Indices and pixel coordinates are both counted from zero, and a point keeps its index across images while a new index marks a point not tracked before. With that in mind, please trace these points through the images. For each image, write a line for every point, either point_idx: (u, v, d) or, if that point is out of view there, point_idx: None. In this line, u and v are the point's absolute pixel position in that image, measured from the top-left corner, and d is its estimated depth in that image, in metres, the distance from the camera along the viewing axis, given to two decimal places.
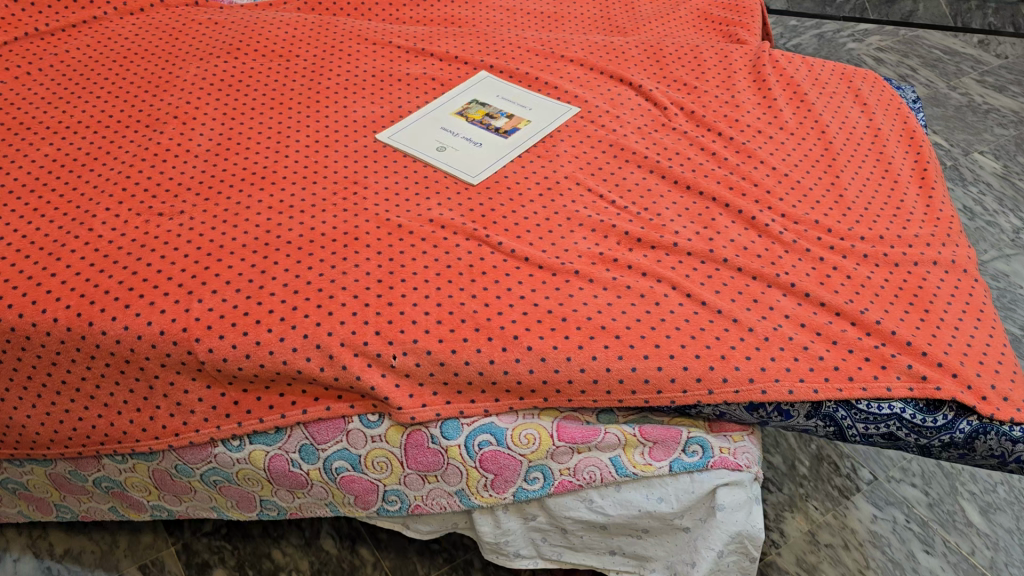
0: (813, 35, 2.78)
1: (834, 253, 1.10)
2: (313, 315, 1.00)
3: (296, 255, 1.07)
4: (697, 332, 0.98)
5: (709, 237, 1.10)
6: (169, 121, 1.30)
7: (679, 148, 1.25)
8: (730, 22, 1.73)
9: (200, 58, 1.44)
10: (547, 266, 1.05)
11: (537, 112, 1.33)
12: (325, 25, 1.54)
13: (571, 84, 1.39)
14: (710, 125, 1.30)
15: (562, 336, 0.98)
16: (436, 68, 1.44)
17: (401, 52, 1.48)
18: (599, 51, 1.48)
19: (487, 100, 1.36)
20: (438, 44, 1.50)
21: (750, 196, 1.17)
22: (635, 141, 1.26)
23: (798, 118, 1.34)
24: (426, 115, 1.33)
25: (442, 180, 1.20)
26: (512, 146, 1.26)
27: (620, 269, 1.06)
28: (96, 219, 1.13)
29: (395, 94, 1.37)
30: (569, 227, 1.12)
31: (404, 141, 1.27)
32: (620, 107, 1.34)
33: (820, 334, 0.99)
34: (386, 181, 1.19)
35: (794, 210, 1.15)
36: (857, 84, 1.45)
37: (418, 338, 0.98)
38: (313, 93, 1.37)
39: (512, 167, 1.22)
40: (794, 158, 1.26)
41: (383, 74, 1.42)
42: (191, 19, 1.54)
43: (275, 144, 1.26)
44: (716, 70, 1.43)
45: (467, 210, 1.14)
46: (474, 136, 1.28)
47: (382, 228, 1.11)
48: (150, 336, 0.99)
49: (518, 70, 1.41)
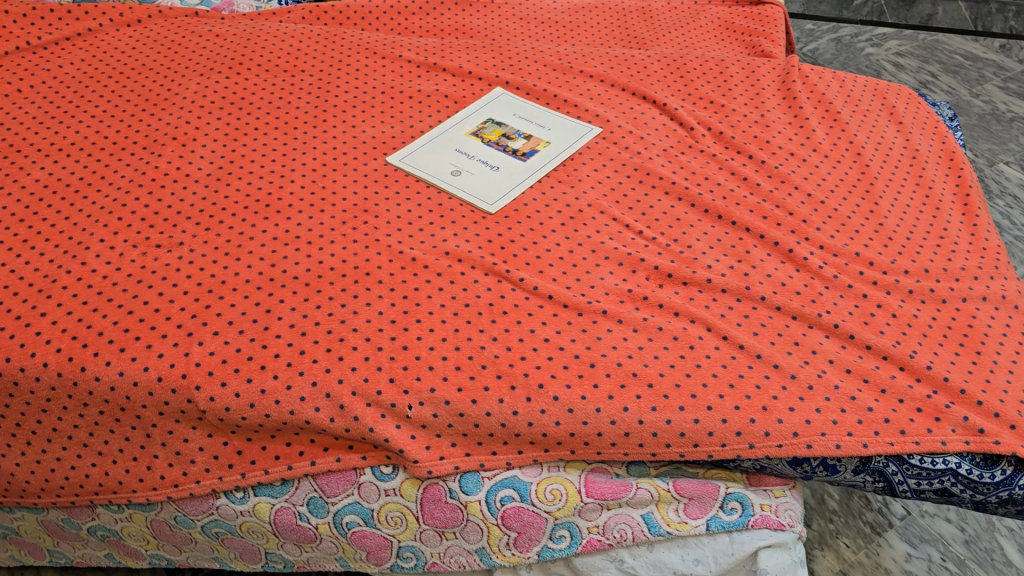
0: (830, 40, 2.70)
1: (877, 289, 1.04)
2: (323, 360, 0.93)
3: (304, 292, 1.00)
4: (736, 380, 0.91)
5: (745, 272, 1.03)
6: (167, 143, 1.23)
7: (708, 173, 1.18)
8: (753, 32, 1.66)
9: (200, 73, 1.37)
10: (572, 305, 0.98)
11: (557, 132, 1.26)
12: (331, 38, 1.47)
13: (591, 101, 1.32)
14: (740, 147, 1.23)
15: (591, 384, 0.91)
16: (449, 84, 1.37)
17: (411, 66, 1.41)
18: (619, 66, 1.41)
19: (503, 119, 1.29)
20: (450, 58, 1.43)
21: (785, 226, 1.10)
22: (661, 165, 1.19)
23: (831, 139, 1.27)
24: (439, 135, 1.26)
25: (458, 208, 1.13)
26: (531, 169, 1.19)
27: (650, 308, 0.99)
28: (90, 252, 1.06)
29: (406, 113, 1.30)
30: (594, 260, 1.05)
31: (417, 165, 1.20)
32: (643, 127, 1.27)
33: (867, 381, 0.92)
34: (398, 210, 1.12)
35: (833, 241, 1.08)
36: (891, 101, 1.37)
37: (436, 386, 0.91)
38: (319, 112, 1.30)
39: (532, 194, 1.15)
40: (830, 183, 1.19)
41: (394, 90, 1.35)
42: (191, 31, 1.47)
43: (280, 167, 1.19)
44: (743, 86, 1.36)
45: (485, 241, 1.07)
46: (490, 159, 1.21)
47: (395, 262, 1.04)
48: (147, 383, 0.92)
49: (536, 86, 1.34)
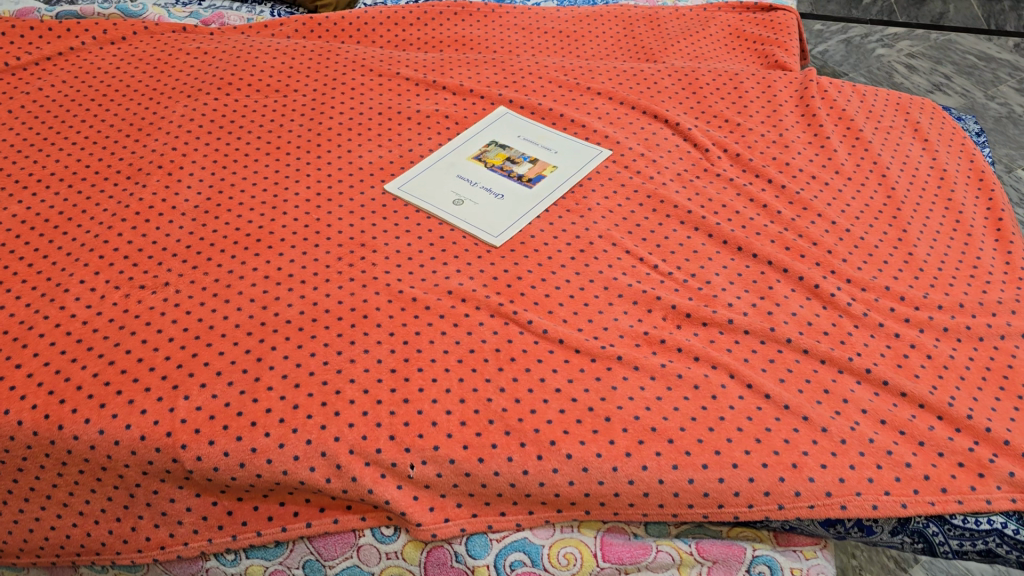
0: (840, 41, 2.62)
1: (909, 327, 0.97)
2: (318, 416, 0.86)
3: (297, 338, 0.94)
4: (763, 434, 0.85)
5: (768, 310, 0.97)
6: (152, 171, 1.16)
7: (725, 199, 1.11)
8: (765, 41, 1.59)
9: (187, 95, 1.30)
10: (584, 351, 0.92)
11: (564, 156, 1.19)
12: (326, 54, 1.40)
13: (599, 121, 1.25)
14: (758, 170, 1.16)
15: (606, 441, 0.84)
16: (449, 103, 1.30)
17: (410, 84, 1.34)
18: (628, 81, 1.34)
19: (507, 141, 1.22)
20: (450, 76, 1.36)
21: (809, 258, 1.03)
22: (676, 192, 1.12)
23: (854, 160, 1.20)
24: (441, 160, 1.19)
25: (460, 240, 1.07)
26: (538, 197, 1.12)
27: (668, 353, 0.93)
28: (69, 294, 0.99)
29: (405, 135, 1.24)
30: (607, 298, 0.98)
31: (416, 193, 1.13)
32: (655, 149, 1.20)
33: (903, 433, 0.86)
34: (397, 243, 1.06)
35: (860, 275, 1.02)
36: (915, 116, 1.31)
37: (439, 444, 0.84)
38: (312, 136, 1.23)
39: (539, 224, 1.08)
40: (854, 209, 1.12)
41: (392, 111, 1.28)
42: (178, 49, 1.40)
43: (272, 198, 1.12)
44: (759, 102, 1.29)
45: (489, 278, 1.01)
46: (494, 186, 1.15)
47: (395, 303, 0.98)
48: (129, 442, 0.86)
49: (541, 105, 1.28)
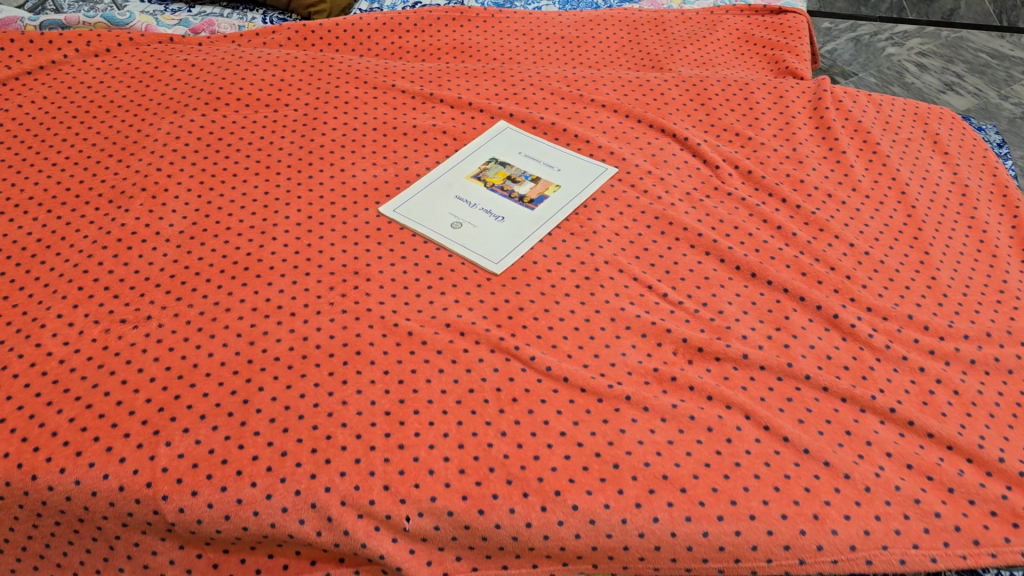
0: (848, 39, 2.56)
1: (934, 359, 0.92)
2: (308, 464, 0.81)
3: (286, 377, 0.89)
4: (782, 482, 0.79)
5: (785, 343, 0.91)
6: (136, 195, 1.11)
7: (736, 220, 1.06)
8: (775, 45, 1.54)
9: (174, 111, 1.25)
10: (590, 390, 0.87)
11: (567, 174, 1.14)
12: (318, 67, 1.35)
13: (604, 136, 1.20)
14: (772, 189, 1.10)
15: (614, 490, 0.79)
16: (447, 117, 1.25)
17: (406, 97, 1.29)
18: (633, 92, 1.28)
19: (507, 158, 1.17)
20: (448, 88, 1.31)
21: (827, 285, 0.98)
22: (685, 213, 1.07)
23: (871, 175, 1.15)
24: (439, 179, 1.14)
25: (459, 267, 1.01)
26: (540, 220, 1.07)
27: (679, 391, 0.87)
28: (45, 330, 0.94)
29: (401, 152, 1.19)
30: (614, 330, 0.93)
31: (412, 216, 1.08)
32: (663, 165, 1.15)
33: (931, 478, 0.80)
34: (392, 271, 1.01)
35: (881, 302, 0.96)
36: (934, 127, 1.25)
37: (436, 495, 0.79)
38: (304, 154, 1.18)
39: (541, 249, 1.03)
40: (873, 230, 1.06)
41: (387, 126, 1.23)
42: (164, 61, 1.35)
43: (261, 222, 1.07)
44: (771, 114, 1.24)
45: (490, 308, 0.96)
46: (494, 208, 1.10)
47: (389, 338, 0.93)
48: (107, 493, 0.81)
49: (543, 119, 1.22)
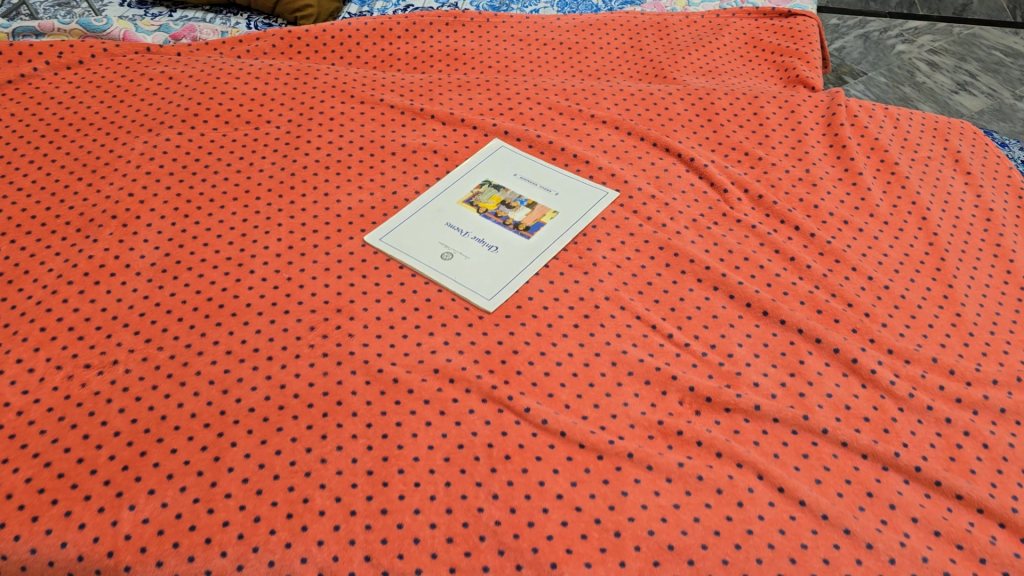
0: (857, 36, 2.48)
1: (961, 409, 0.85)
2: (282, 531, 0.75)
3: (261, 431, 0.82)
4: (799, 552, 0.72)
5: (800, 391, 0.85)
6: (105, 223, 1.04)
7: (746, 250, 0.99)
8: (784, 51, 1.46)
9: (148, 129, 1.18)
10: (589, 446, 0.80)
11: (566, 199, 1.07)
12: (303, 80, 1.28)
13: (605, 156, 1.13)
14: (784, 215, 1.03)
15: (616, 562, 0.72)
16: (438, 135, 1.18)
17: (395, 112, 1.22)
18: (636, 107, 1.21)
19: (502, 181, 1.10)
20: (440, 103, 1.24)
21: (844, 324, 0.91)
22: (691, 242, 1.00)
23: (890, 199, 1.08)
24: (428, 205, 1.07)
25: (449, 304, 0.94)
26: (536, 250, 1.00)
27: (686, 447, 0.81)
28: (4, 376, 0.87)
29: (389, 174, 1.11)
30: (615, 377, 0.86)
31: (399, 246, 1.01)
32: (668, 189, 1.08)
33: (962, 547, 0.74)
34: (378, 308, 0.94)
35: (903, 344, 0.89)
36: (955, 144, 1.17)
37: (422, 567, 0.72)
38: (286, 176, 1.11)
39: (537, 283, 0.96)
40: (893, 260, 0.99)
41: (374, 145, 1.16)
42: (140, 74, 1.28)
43: (239, 253, 1.01)
44: (782, 131, 1.17)
45: (481, 352, 0.89)
46: (487, 236, 1.03)
47: (373, 386, 0.86)
48: (64, 564, 0.74)
49: (540, 137, 1.15)
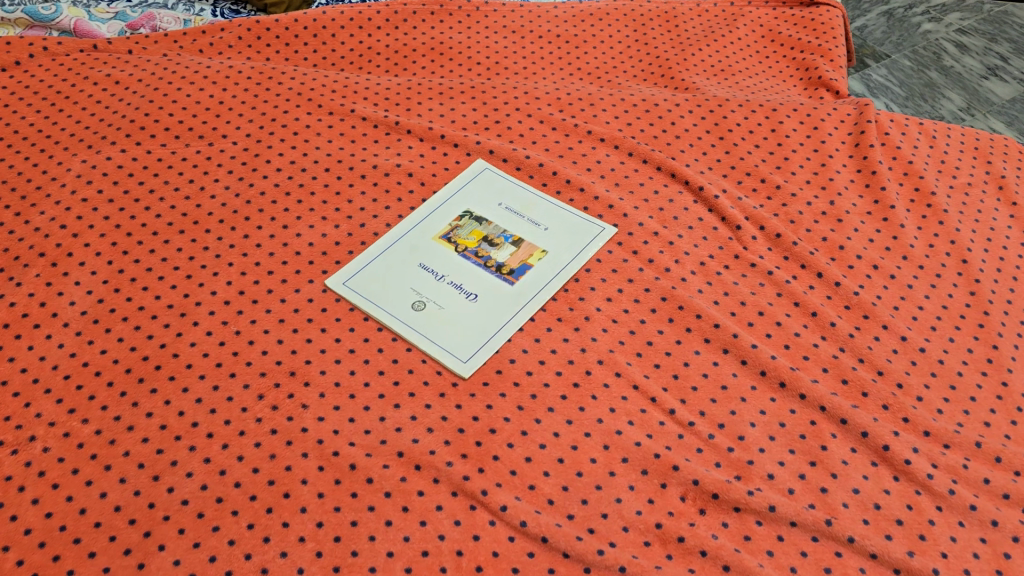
0: (880, 13, 2.29)
1: (1010, 507, 0.73)
2: None
3: (195, 531, 0.71)
4: None
5: (822, 487, 0.73)
6: (33, 262, 0.92)
7: (759, 303, 0.87)
8: (804, 47, 1.32)
9: (89, 145, 1.05)
10: (575, 556, 0.69)
11: (556, 234, 0.94)
12: (266, 85, 1.14)
13: (602, 183, 1.00)
14: (805, 259, 0.90)
15: None
16: (415, 154, 1.05)
17: (368, 125, 1.08)
18: (638, 121, 1.08)
19: (484, 212, 0.97)
20: (418, 114, 1.10)
21: (873, 399, 0.79)
22: (697, 293, 0.88)
23: (926, 237, 0.95)
24: (400, 242, 0.94)
25: (418, 367, 0.83)
26: (520, 299, 0.88)
27: (687, 557, 0.69)
28: None
29: (358, 203, 0.99)
30: (607, 464, 0.75)
31: (365, 294, 0.89)
32: (673, 223, 0.95)
33: None
34: (338, 372, 0.82)
35: (942, 424, 0.77)
36: (999, 167, 1.04)
37: None
38: (240, 205, 0.99)
39: (521, 342, 0.84)
40: (929, 316, 0.87)
41: (342, 166, 1.03)
42: (83, 77, 1.15)
43: (183, 302, 0.89)
44: (804, 151, 1.03)
45: (454, 430, 0.77)
46: (465, 280, 0.90)
47: (328, 473, 0.74)
48: None
49: (529, 158, 1.02)
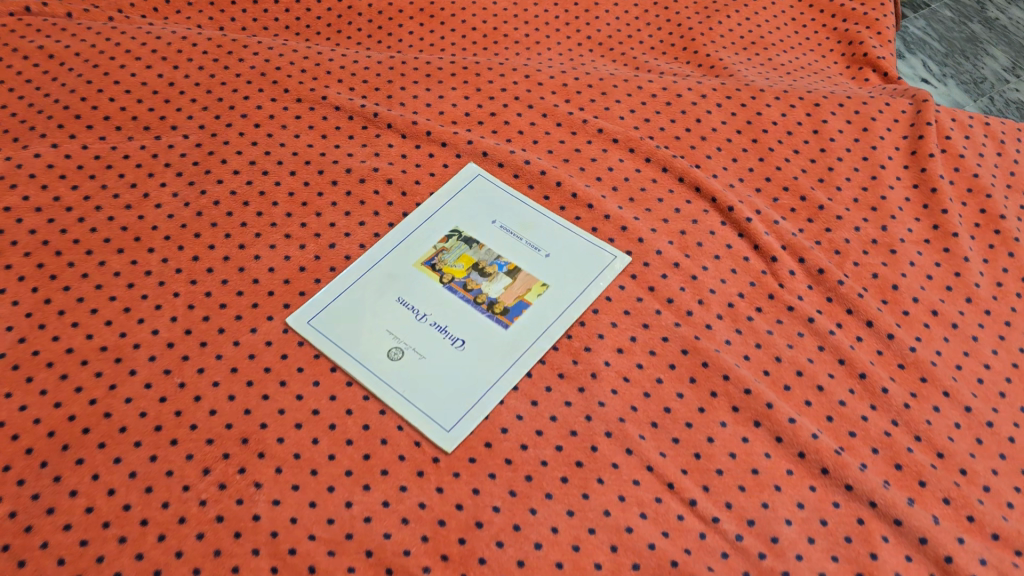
0: None
1: None
2: None
3: None
4: None
5: None
6: None
7: (797, 361, 0.73)
8: (848, 16, 1.14)
9: (16, 138, 0.90)
10: None
11: (558, 263, 0.80)
12: (224, 63, 0.98)
13: (614, 197, 0.85)
14: (852, 302, 0.76)
15: None
16: (395, 154, 0.90)
17: (341, 116, 0.93)
18: (658, 116, 0.92)
19: (475, 233, 0.83)
20: (400, 102, 0.95)
21: (932, 491, 0.66)
22: (725, 345, 0.74)
23: (993, 272, 0.81)
24: (376, 269, 0.80)
25: (393, 437, 0.70)
26: (515, 348, 0.75)
27: None
28: None
29: (328, 218, 0.84)
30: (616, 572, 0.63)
31: (333, 339, 0.76)
32: (697, 251, 0.81)
33: None
34: (298, 441, 0.70)
35: (1013, 525, 0.65)
36: None
37: None
38: (190, 217, 0.84)
39: (514, 405, 0.71)
40: (997, 378, 0.73)
41: (311, 169, 0.88)
42: (12, 49, 0.99)
43: (119, 343, 0.75)
44: (851, 159, 0.88)
45: (434, 522, 0.65)
46: (451, 321, 0.77)
47: None
48: None
49: (530, 163, 0.87)
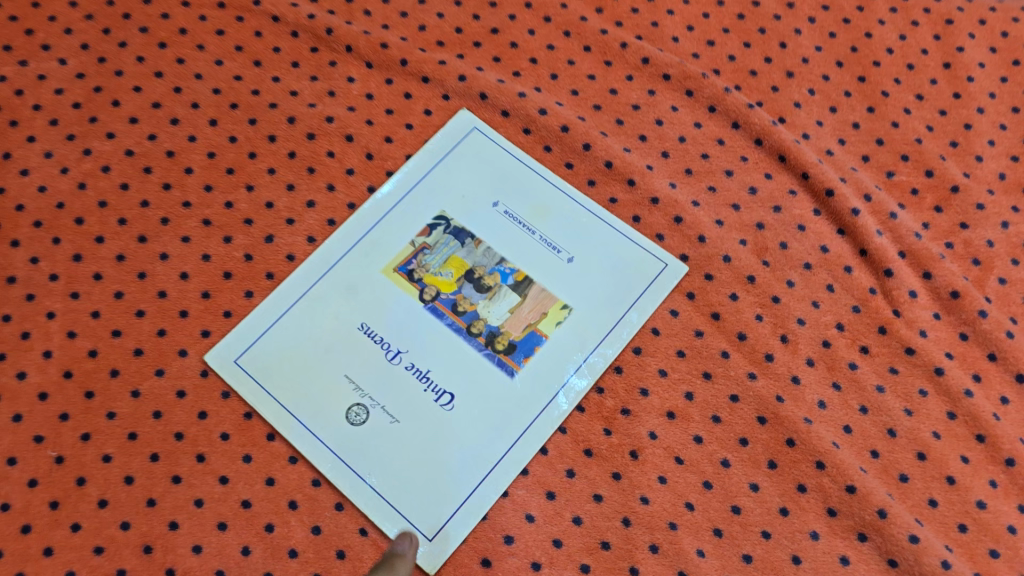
0: None
1: None
2: None
3: None
4: None
5: None
6: None
7: (918, 438, 0.52)
8: None
9: None
10: None
11: (587, 274, 0.57)
12: None
13: (663, 168, 0.61)
14: (998, 345, 0.54)
15: None
16: (357, 94, 0.64)
17: (281, 30, 0.66)
18: (725, 37, 0.66)
19: (469, 223, 0.59)
20: (365, 9, 0.68)
21: None
22: (818, 409, 0.53)
23: None
24: (331, 276, 0.57)
25: (356, 548, 0.51)
26: (524, 407, 0.53)
27: None
28: None
29: (262, 194, 0.60)
30: None
31: (271, 390, 0.54)
32: (780, 256, 0.58)
33: None
34: (223, 552, 0.51)
35: None
36: None
37: None
38: (69, 192, 0.60)
39: (523, 501, 0.51)
40: None
41: (239, 116, 0.63)
42: None
43: None
44: (996, 110, 0.63)
45: None
46: (436, 362, 0.55)
47: None
48: None
49: (546, 113, 0.63)
